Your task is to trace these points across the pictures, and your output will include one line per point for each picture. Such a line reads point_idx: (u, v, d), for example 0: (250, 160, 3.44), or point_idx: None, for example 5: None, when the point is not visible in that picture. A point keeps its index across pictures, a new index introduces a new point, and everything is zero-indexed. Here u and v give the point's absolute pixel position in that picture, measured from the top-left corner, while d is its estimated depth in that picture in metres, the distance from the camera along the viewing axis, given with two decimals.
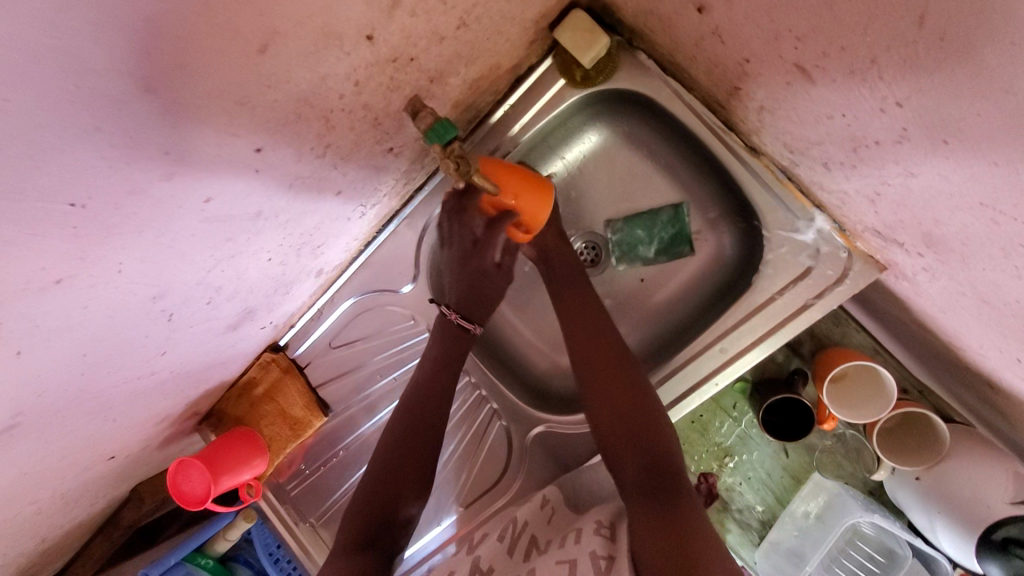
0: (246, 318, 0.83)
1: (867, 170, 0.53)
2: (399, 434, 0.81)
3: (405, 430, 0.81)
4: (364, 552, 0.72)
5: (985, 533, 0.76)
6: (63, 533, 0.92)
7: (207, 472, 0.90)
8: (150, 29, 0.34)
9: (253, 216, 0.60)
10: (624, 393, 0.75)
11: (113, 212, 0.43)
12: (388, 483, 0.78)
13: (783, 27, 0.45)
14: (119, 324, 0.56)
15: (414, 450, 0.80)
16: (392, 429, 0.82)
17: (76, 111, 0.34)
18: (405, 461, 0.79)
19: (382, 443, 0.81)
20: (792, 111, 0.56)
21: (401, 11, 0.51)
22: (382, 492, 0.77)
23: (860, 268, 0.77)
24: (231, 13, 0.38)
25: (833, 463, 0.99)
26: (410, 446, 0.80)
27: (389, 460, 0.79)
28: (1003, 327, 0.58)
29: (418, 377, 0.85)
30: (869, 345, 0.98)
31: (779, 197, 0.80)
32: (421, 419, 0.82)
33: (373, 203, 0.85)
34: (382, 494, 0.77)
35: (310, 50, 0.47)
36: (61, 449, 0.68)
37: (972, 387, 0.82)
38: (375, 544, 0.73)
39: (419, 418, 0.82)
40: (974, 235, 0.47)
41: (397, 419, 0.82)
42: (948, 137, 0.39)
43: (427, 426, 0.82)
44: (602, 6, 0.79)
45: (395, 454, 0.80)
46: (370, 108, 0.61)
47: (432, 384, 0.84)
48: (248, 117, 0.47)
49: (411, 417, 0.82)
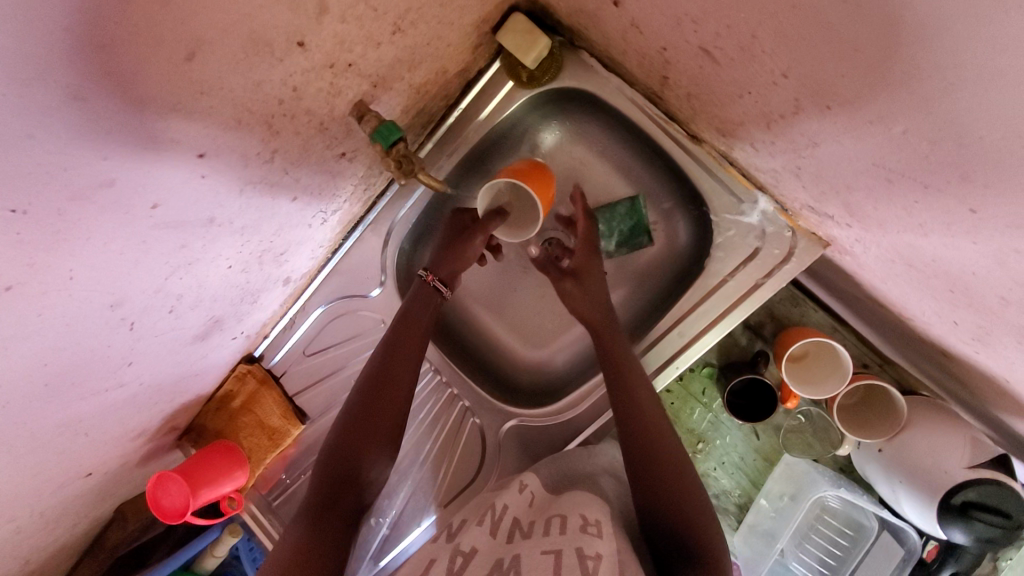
0: (215, 327, 0.85)
1: (785, 145, 0.56)
2: (363, 401, 0.80)
3: (370, 390, 0.81)
4: (328, 515, 0.72)
5: (944, 498, 0.78)
6: (46, 556, 0.93)
7: (186, 485, 0.91)
8: (71, 38, 0.36)
9: (206, 222, 0.63)
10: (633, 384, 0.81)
11: (58, 219, 0.45)
12: (350, 443, 0.77)
13: (681, 13, 0.48)
14: (78, 333, 0.58)
15: (381, 420, 0.79)
16: (355, 394, 0.82)
17: (10, 119, 0.36)
18: (370, 428, 0.79)
19: (347, 407, 0.81)
20: (712, 95, 0.59)
21: (329, 17, 0.54)
22: (340, 455, 0.77)
23: (805, 246, 0.80)
24: (153, 23, 0.41)
25: (802, 442, 1.00)
26: (373, 413, 0.79)
27: (351, 424, 0.79)
28: (931, 290, 0.60)
29: (394, 348, 0.85)
30: (828, 323, 0.99)
31: (723, 182, 0.83)
32: (387, 389, 0.81)
33: (333, 209, 0.87)
34: (345, 455, 0.77)
35: (240, 57, 0.50)
36: (34, 463, 0.70)
37: (925, 354, 0.84)
38: (335, 507, 0.73)
39: (388, 384, 0.82)
40: (879, 198, 0.49)
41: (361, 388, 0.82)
42: (829, 102, 0.41)
43: (393, 396, 0.81)
44: (542, 9, 0.82)
45: (360, 421, 0.79)
46: (314, 113, 0.64)
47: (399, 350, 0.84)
48: (186, 122, 0.50)
49: (374, 385, 0.81)
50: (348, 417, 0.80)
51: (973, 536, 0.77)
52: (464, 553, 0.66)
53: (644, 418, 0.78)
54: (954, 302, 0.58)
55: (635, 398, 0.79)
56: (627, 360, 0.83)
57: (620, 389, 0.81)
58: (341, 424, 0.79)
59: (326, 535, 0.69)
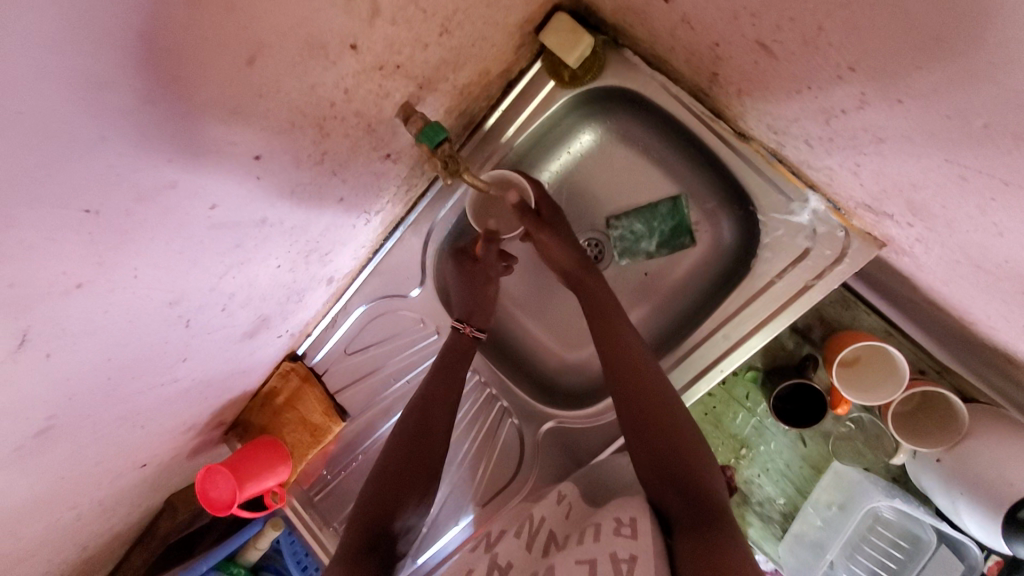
0: (262, 325, 0.87)
1: (843, 141, 0.54)
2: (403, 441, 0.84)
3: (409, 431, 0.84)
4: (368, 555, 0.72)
5: (1010, 512, 0.73)
6: (103, 542, 0.98)
7: (232, 478, 0.95)
8: (144, 43, 0.38)
9: (258, 223, 0.64)
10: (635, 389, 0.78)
11: (126, 219, 0.47)
12: (389, 487, 0.80)
13: (738, 7, 0.47)
14: (140, 329, 0.61)
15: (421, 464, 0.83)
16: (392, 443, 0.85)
17: (86, 120, 0.38)
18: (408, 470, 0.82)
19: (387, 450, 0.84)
20: (767, 90, 0.58)
21: (381, 20, 0.55)
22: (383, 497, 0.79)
23: (859, 246, 0.77)
24: (218, 29, 0.42)
25: (853, 450, 0.96)
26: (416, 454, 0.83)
27: (392, 472, 0.81)
28: (1001, 292, 0.58)
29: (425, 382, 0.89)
30: (881, 327, 0.96)
31: (772, 179, 0.81)
32: (426, 439, 0.85)
33: (376, 210, 0.89)
34: (387, 497, 0.79)
35: (297, 61, 0.51)
36: (95, 454, 0.73)
37: (988, 360, 0.80)
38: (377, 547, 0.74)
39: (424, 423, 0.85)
40: (949, 194, 0.47)
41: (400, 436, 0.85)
42: (900, 95, 0.40)
43: (429, 446, 0.84)
44: (585, 8, 0.82)
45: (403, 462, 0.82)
46: (363, 115, 0.65)
47: (436, 400, 0.87)
48: (243, 125, 0.51)
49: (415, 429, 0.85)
50: (389, 457, 0.84)
51: None
52: (500, 567, 0.65)
53: (654, 414, 0.75)
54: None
55: (648, 392, 0.77)
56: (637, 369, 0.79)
57: (636, 386, 0.78)
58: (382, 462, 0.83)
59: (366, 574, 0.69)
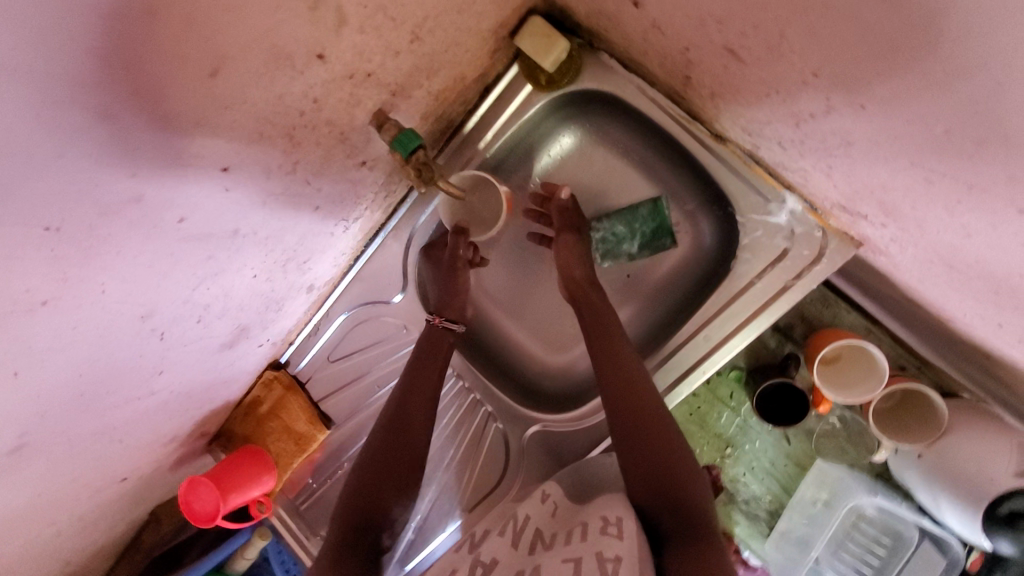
0: (241, 336, 0.86)
1: (814, 144, 0.54)
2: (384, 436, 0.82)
3: (390, 424, 0.83)
4: (349, 556, 0.72)
5: (991, 507, 0.73)
6: (85, 557, 0.96)
7: (216, 489, 0.94)
8: (97, 60, 0.37)
9: (231, 234, 0.63)
10: (627, 393, 0.78)
11: (89, 235, 0.46)
12: (367, 486, 0.79)
13: (704, 13, 0.47)
14: (111, 344, 0.60)
15: (404, 456, 0.81)
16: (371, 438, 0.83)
17: (41, 140, 0.37)
18: (388, 464, 0.80)
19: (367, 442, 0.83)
20: (738, 94, 0.58)
21: (348, 28, 0.54)
22: (366, 493, 0.78)
23: (837, 246, 0.78)
24: (175, 42, 0.41)
25: (836, 445, 0.97)
26: (396, 446, 0.81)
27: (369, 466, 0.80)
28: (973, 290, 0.58)
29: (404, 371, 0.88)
30: (861, 324, 0.96)
31: (749, 181, 0.81)
32: (404, 432, 0.82)
33: (355, 217, 0.88)
34: (367, 494, 0.78)
35: (262, 71, 0.50)
36: (71, 470, 0.72)
37: (965, 355, 0.81)
38: (359, 542, 0.74)
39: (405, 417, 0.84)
40: (917, 196, 0.47)
41: (381, 428, 0.83)
42: (863, 100, 0.40)
43: (409, 437, 0.83)
44: (560, 11, 0.81)
45: (383, 456, 0.81)
46: (334, 123, 0.64)
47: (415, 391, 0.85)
48: (209, 137, 0.50)
49: (396, 419, 0.83)
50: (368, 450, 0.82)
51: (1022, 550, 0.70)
52: (484, 564, 0.66)
53: (645, 430, 0.75)
54: (998, 303, 0.56)
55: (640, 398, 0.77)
56: (626, 374, 0.80)
57: (625, 396, 0.78)
58: (362, 455, 0.82)
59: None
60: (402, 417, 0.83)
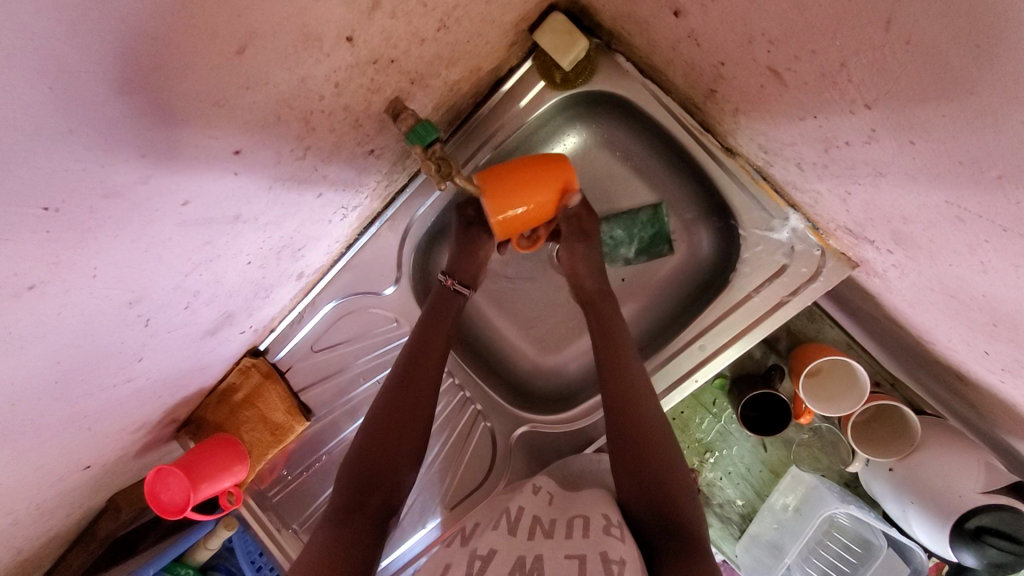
0: (225, 322, 0.81)
1: (839, 171, 0.55)
2: (392, 403, 0.79)
3: (398, 389, 0.80)
4: (353, 519, 0.69)
5: (959, 521, 0.78)
6: (36, 549, 0.90)
7: (186, 480, 0.87)
8: (126, 28, 0.33)
9: (231, 219, 0.59)
10: (624, 388, 0.78)
11: (89, 216, 0.42)
12: (375, 454, 0.76)
13: (756, 31, 0.47)
14: (94, 329, 0.55)
15: (411, 425, 0.78)
16: (378, 404, 0.80)
17: (51, 113, 0.33)
18: (397, 432, 0.77)
19: (375, 408, 0.79)
20: (768, 113, 0.58)
21: (381, 12, 0.51)
22: (372, 460, 0.75)
23: (833, 265, 0.80)
24: (209, 16, 0.38)
25: (811, 455, 1.01)
26: (403, 413, 0.78)
27: (377, 433, 0.77)
28: (968, 321, 0.61)
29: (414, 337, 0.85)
30: (843, 340, 1.00)
31: (754, 196, 0.83)
32: (408, 401, 0.79)
33: (353, 205, 0.84)
34: (373, 467, 0.75)
35: (290, 52, 0.47)
36: (35, 460, 0.66)
37: (940, 377, 0.85)
38: (363, 510, 0.71)
39: (412, 383, 0.80)
40: (938, 231, 0.48)
41: (386, 394, 0.80)
42: (914, 137, 0.41)
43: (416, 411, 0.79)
44: (581, 9, 0.80)
45: (389, 424, 0.77)
46: (351, 109, 0.61)
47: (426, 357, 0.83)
48: (227, 118, 0.47)
49: (403, 384, 0.81)
50: (376, 416, 0.79)
51: (984, 561, 0.76)
52: (483, 556, 0.61)
53: (634, 429, 0.75)
54: (991, 335, 0.59)
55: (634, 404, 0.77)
56: (620, 373, 0.80)
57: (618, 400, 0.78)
58: (367, 422, 0.78)
59: (354, 537, 0.67)
60: (410, 381, 0.80)
